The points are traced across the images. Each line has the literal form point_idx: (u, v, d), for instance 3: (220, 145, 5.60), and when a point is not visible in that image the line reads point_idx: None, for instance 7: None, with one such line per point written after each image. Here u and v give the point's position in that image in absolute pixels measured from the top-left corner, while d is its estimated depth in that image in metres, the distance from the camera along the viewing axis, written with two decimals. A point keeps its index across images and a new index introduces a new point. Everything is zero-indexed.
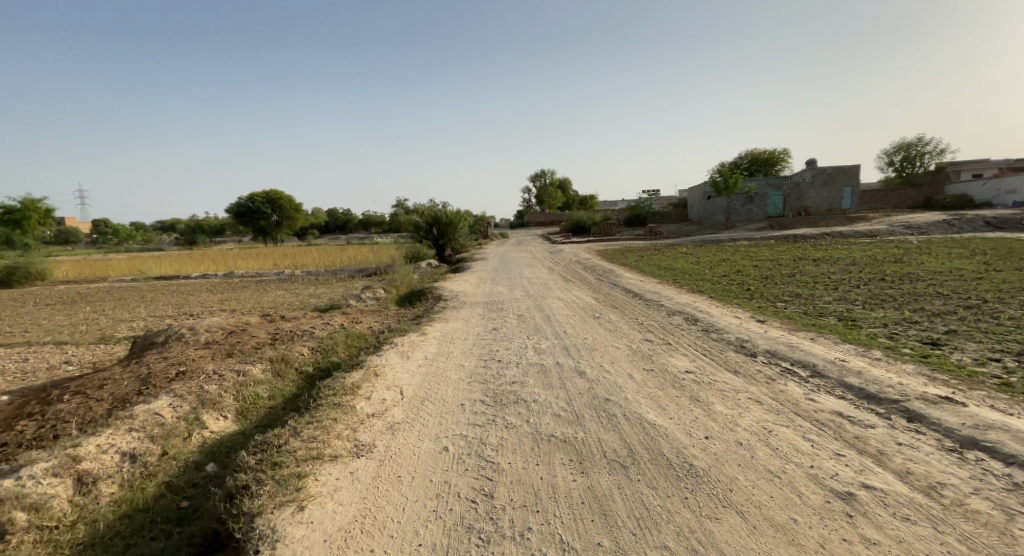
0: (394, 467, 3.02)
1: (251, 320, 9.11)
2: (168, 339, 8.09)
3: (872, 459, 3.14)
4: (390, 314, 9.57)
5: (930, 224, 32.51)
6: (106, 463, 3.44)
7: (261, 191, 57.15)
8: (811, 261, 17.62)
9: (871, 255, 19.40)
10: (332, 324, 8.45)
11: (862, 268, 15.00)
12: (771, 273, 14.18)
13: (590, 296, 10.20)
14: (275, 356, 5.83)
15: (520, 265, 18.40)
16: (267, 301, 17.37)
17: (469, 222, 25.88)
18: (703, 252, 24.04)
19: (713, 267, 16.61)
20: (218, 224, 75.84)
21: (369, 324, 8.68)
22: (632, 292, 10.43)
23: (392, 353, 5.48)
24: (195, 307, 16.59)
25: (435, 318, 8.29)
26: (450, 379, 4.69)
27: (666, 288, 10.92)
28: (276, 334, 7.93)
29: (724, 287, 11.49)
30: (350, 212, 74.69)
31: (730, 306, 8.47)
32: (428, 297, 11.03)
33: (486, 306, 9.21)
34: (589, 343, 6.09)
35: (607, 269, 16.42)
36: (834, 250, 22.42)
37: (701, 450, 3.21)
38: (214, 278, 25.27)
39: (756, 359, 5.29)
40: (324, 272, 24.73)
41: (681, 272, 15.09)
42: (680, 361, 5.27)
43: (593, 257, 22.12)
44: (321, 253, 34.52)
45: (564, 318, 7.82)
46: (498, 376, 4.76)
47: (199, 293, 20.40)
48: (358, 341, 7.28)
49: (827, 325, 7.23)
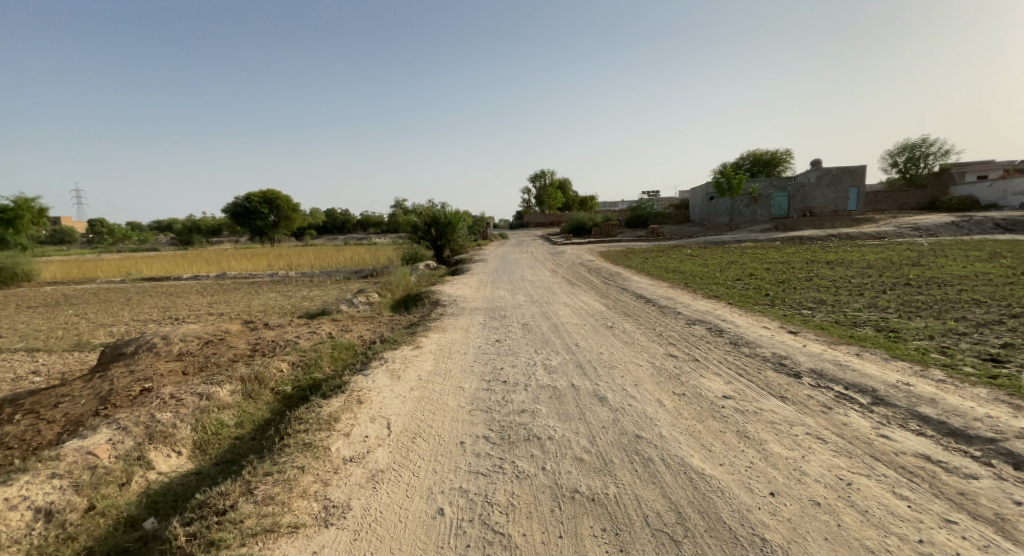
0: (372, 543, 2.29)
1: (232, 328, 8.35)
2: (138, 349, 7.35)
3: (992, 530, 2.46)
4: (384, 322, 8.83)
5: (938, 226, 31.86)
6: (11, 526, 2.79)
7: (258, 190, 56.41)
8: (825, 264, 16.90)
9: (886, 258, 18.67)
10: (320, 333, 7.70)
11: (881, 272, 14.27)
12: (787, 277, 13.45)
13: (599, 302, 9.47)
14: (247, 374, 5.08)
15: (521, 267, 17.68)
16: (258, 304, 16.61)
17: (468, 222, 25.14)
18: (709, 253, 23.34)
19: (724, 270, 15.88)
20: (215, 223, 74.99)
21: (360, 333, 7.93)
22: (644, 298, 9.69)
23: (380, 372, 4.75)
24: (181, 311, 15.81)
25: (432, 327, 7.54)
26: (447, 406, 3.96)
27: (680, 293, 10.18)
28: (256, 345, 7.17)
29: (741, 292, 10.75)
30: (348, 212, 73.87)
31: (755, 315, 7.74)
32: (425, 302, 10.29)
33: (488, 313, 8.46)
34: (606, 359, 5.36)
35: (613, 271, 15.72)
36: (845, 252, 21.74)
37: (772, 515, 2.49)
38: (207, 280, 24.48)
39: (803, 382, 4.56)
40: (319, 274, 23.97)
41: (692, 276, 14.38)
42: (715, 383, 4.55)
43: (597, 259, 21.39)
44: (317, 254, 33.75)
45: (574, 328, 7.10)
46: (505, 403, 4.03)
47: (189, 295, 19.61)
48: (346, 354, 6.53)
49: (866, 336, 6.51)
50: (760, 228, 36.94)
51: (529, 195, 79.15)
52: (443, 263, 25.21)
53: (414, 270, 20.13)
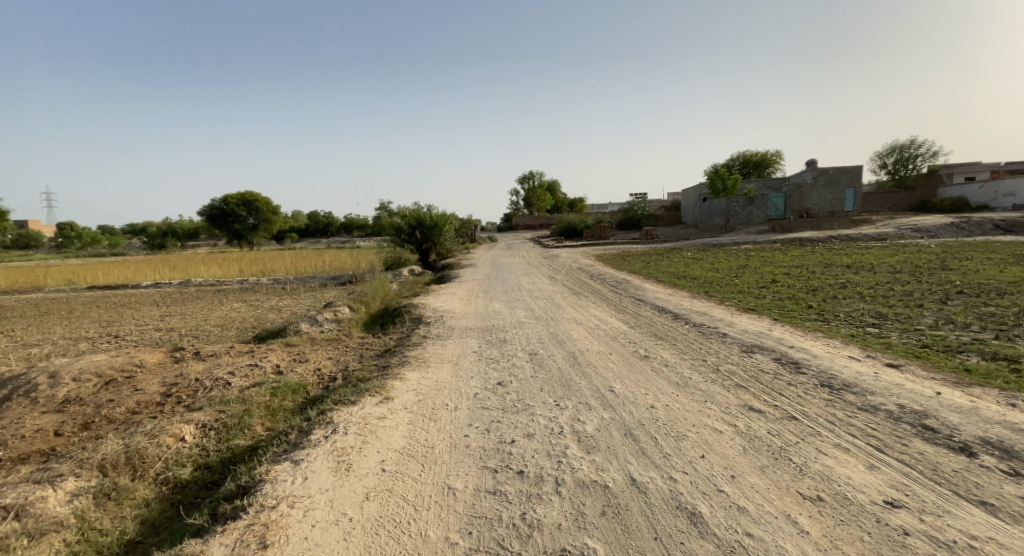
0: None
1: (150, 357, 6.42)
2: (13, 394, 5.46)
3: None
4: (353, 348, 6.99)
5: (939, 227, 30.91)
6: None
7: (236, 193, 54.17)
8: (845, 269, 15.44)
9: (907, 261, 17.32)
10: (264, 368, 5.86)
11: (915, 277, 12.83)
12: (816, 283, 11.95)
13: (618, 319, 7.76)
14: (114, 459, 3.38)
15: (515, 273, 15.97)
16: (218, 318, 14.64)
17: (455, 225, 23.36)
18: (712, 257, 21.82)
19: (741, 276, 14.35)
20: (191, 227, 72.08)
21: (317, 366, 6.08)
22: (670, 313, 8.03)
23: (321, 457, 2.98)
24: (126, 326, 13.75)
25: (409, 357, 5.73)
26: (426, 544, 2.21)
27: (711, 307, 8.49)
28: (171, 388, 5.32)
29: (778, 304, 9.14)
30: (330, 214, 71.35)
31: (824, 339, 6.10)
32: (405, 319, 8.44)
33: (482, 336, 6.66)
34: (665, 417, 3.65)
35: (619, 278, 14.09)
36: (856, 255, 20.51)
37: None
38: (168, 288, 22.26)
39: (990, 468, 2.89)
40: (293, 281, 21.95)
41: (708, 282, 12.81)
42: (856, 471, 2.88)
43: (595, 264, 19.73)
44: (294, 258, 31.68)
45: (599, 359, 5.34)
46: (527, 532, 2.29)
47: (141, 306, 17.46)
48: (292, 405, 4.73)
49: (988, 371, 4.89)
50: (756, 230, 35.71)
51: (516, 196, 77.26)
52: (428, 268, 23.47)
53: (396, 277, 18.26)
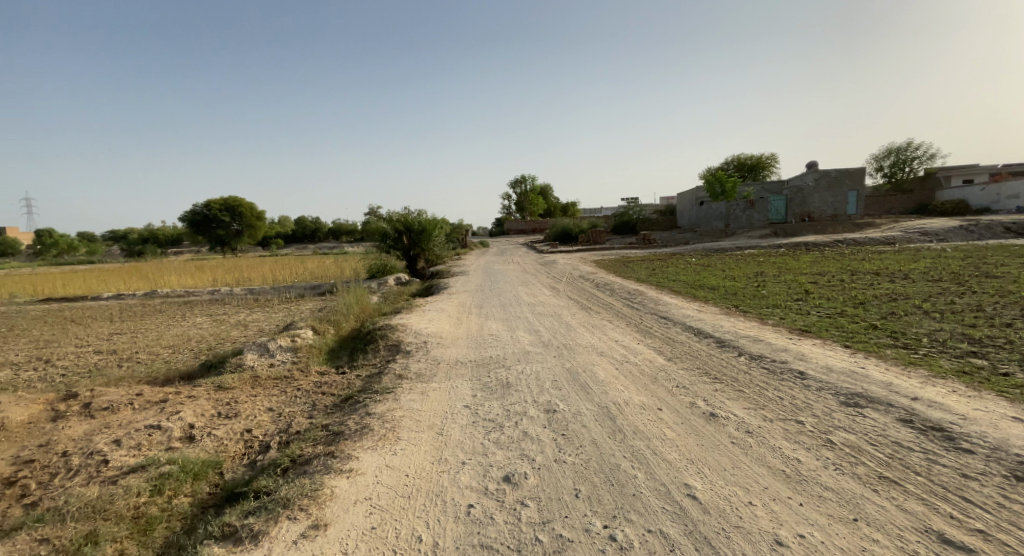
0: None
1: (17, 414, 4.63)
2: None
3: None
4: (305, 394, 5.24)
5: (947, 230, 29.80)
6: None
7: (218, 198, 52.01)
8: (875, 276, 14.00)
9: (937, 267, 15.95)
10: (169, 434, 4.10)
11: (963, 286, 11.40)
12: (858, 295, 10.43)
13: (649, 347, 6.10)
14: None
15: (511, 283, 14.33)
16: (172, 337, 12.76)
17: (445, 229, 21.73)
18: (720, 263, 20.33)
19: (765, 286, 12.83)
20: (174, 234, 69.86)
21: (246, 427, 4.36)
22: (712, 337, 6.41)
23: None
24: (61, 348, 11.81)
25: (376, 415, 4.03)
26: None
27: (757, 329, 6.89)
28: (17, 474, 3.60)
29: (836, 324, 7.57)
30: (318, 219, 69.32)
31: (942, 382, 4.50)
32: (378, 348, 6.69)
33: (478, 377, 4.98)
34: None
35: (631, 288, 12.49)
36: (874, 260, 19.23)
37: None
38: (130, 300, 20.26)
39: None
40: (267, 292, 20.05)
41: (734, 294, 11.24)
42: None
43: (597, 271, 18.08)
44: (273, 266, 29.75)
45: (648, 421, 3.67)
46: None
47: (92, 322, 15.53)
48: (183, 521, 3.04)
49: None
50: (758, 234, 34.46)
51: (508, 200, 75.55)
52: (415, 277, 21.74)
53: (379, 288, 16.51)
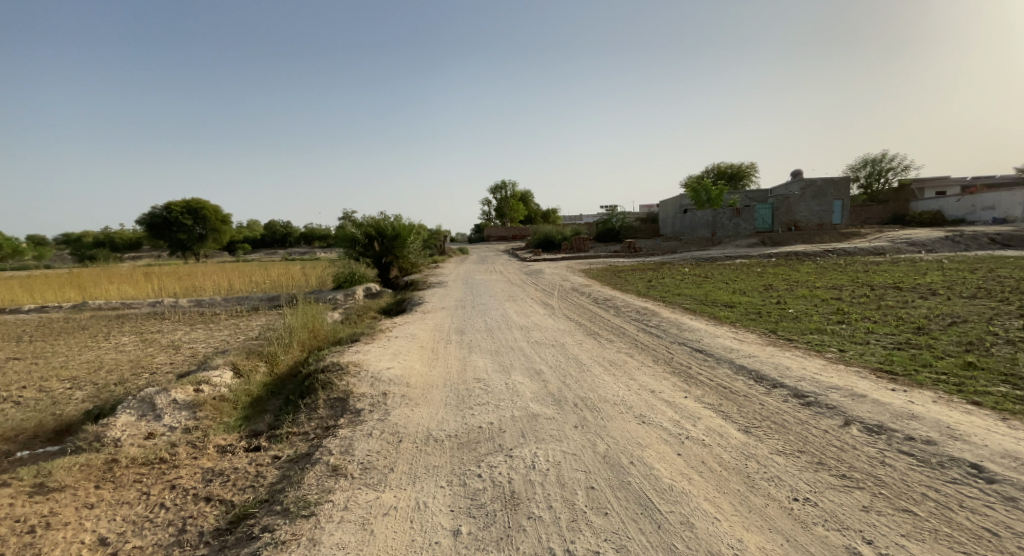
0: None
1: None
2: None
3: None
4: (176, 501, 3.20)
5: (935, 241, 29.15)
6: None
7: (180, 199, 48.54)
8: (897, 292, 12.63)
9: (953, 281, 14.72)
10: None
11: (1010, 304, 9.96)
12: (904, 317, 8.88)
13: (707, 408, 4.25)
14: None
15: (496, 298, 12.43)
16: (81, 364, 10.33)
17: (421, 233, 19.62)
18: (719, 274, 18.80)
19: (785, 303, 11.24)
20: (134, 237, 65.63)
21: None
22: (790, 389, 4.59)
23: None
24: None
25: None
26: None
27: (834, 373, 5.12)
28: None
29: (918, 361, 5.89)
30: (290, 224, 66.10)
31: None
32: (316, 404, 4.65)
33: (463, 477, 3.02)
34: None
35: (636, 304, 10.74)
36: (879, 272, 18.00)
37: None
38: (54, 314, 17.47)
39: None
40: (216, 304, 17.54)
41: (758, 315, 9.60)
42: None
43: (590, 283, 16.31)
44: (232, 274, 27.02)
45: None
46: None
47: None
48: None
49: None
50: (746, 243, 33.37)
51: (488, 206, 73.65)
52: (387, 286, 19.54)
53: (342, 301, 14.33)
